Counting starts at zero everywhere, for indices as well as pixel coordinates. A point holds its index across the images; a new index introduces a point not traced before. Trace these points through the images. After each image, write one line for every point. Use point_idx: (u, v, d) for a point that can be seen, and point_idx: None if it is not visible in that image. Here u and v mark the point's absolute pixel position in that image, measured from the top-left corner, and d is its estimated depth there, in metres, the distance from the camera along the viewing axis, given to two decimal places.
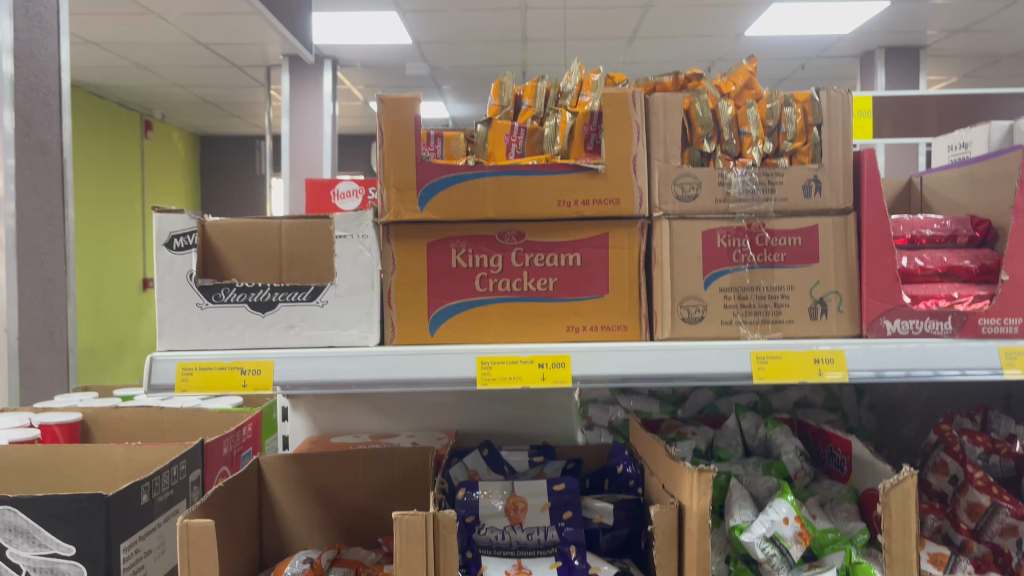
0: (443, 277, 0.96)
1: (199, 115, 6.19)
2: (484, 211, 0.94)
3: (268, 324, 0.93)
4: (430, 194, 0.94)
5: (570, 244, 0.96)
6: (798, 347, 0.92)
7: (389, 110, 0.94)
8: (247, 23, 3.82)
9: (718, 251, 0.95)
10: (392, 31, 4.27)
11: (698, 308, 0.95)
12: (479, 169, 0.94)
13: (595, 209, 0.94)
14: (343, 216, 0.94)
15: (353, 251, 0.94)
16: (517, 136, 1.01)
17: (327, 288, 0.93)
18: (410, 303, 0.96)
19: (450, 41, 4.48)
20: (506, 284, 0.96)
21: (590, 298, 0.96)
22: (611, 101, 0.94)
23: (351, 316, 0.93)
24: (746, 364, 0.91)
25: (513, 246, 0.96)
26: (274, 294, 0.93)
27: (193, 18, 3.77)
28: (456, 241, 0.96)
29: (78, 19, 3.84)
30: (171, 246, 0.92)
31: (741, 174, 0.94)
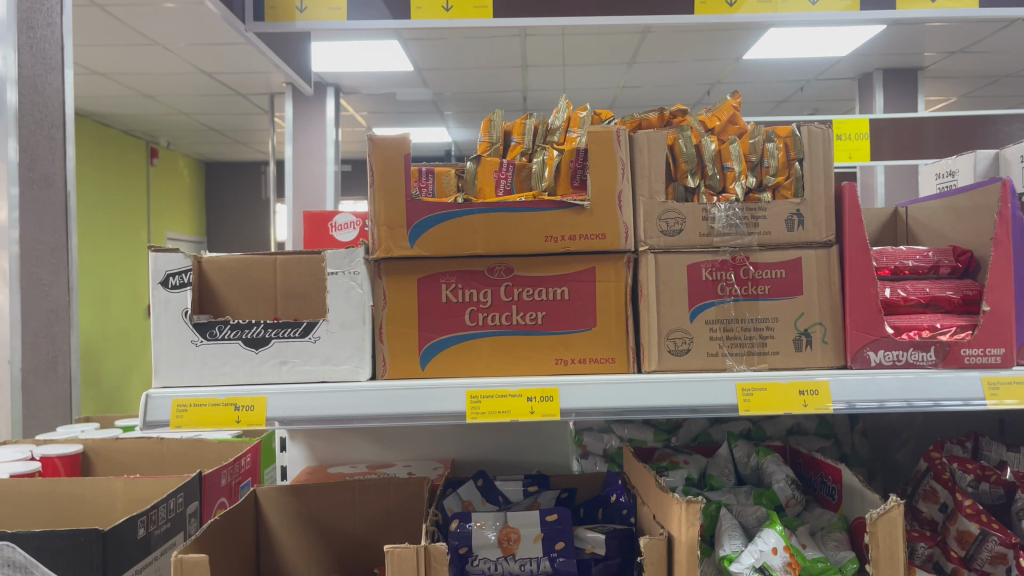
0: (433, 311, 0.98)
1: (204, 142, 6.26)
2: (473, 247, 0.96)
3: (261, 359, 0.95)
4: (420, 230, 0.96)
5: (557, 278, 0.97)
6: (783, 378, 0.93)
7: (379, 149, 0.96)
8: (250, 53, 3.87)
9: (703, 284, 0.96)
10: (394, 59, 4.32)
11: (684, 340, 0.96)
12: (468, 207, 0.96)
13: (582, 244, 0.96)
14: (336, 252, 0.95)
15: (345, 287, 0.95)
16: (506, 172, 1.03)
17: (319, 323, 0.95)
18: (401, 337, 0.98)
19: (451, 68, 4.54)
20: (496, 318, 0.98)
21: (577, 331, 0.97)
22: (597, 138, 0.96)
23: (344, 351, 0.95)
24: (732, 396, 0.92)
25: (502, 280, 0.98)
26: (267, 330, 0.95)
27: (197, 48, 3.82)
28: (446, 276, 0.98)
29: (85, 51, 3.92)
30: (167, 284, 0.95)
31: (725, 209, 0.96)
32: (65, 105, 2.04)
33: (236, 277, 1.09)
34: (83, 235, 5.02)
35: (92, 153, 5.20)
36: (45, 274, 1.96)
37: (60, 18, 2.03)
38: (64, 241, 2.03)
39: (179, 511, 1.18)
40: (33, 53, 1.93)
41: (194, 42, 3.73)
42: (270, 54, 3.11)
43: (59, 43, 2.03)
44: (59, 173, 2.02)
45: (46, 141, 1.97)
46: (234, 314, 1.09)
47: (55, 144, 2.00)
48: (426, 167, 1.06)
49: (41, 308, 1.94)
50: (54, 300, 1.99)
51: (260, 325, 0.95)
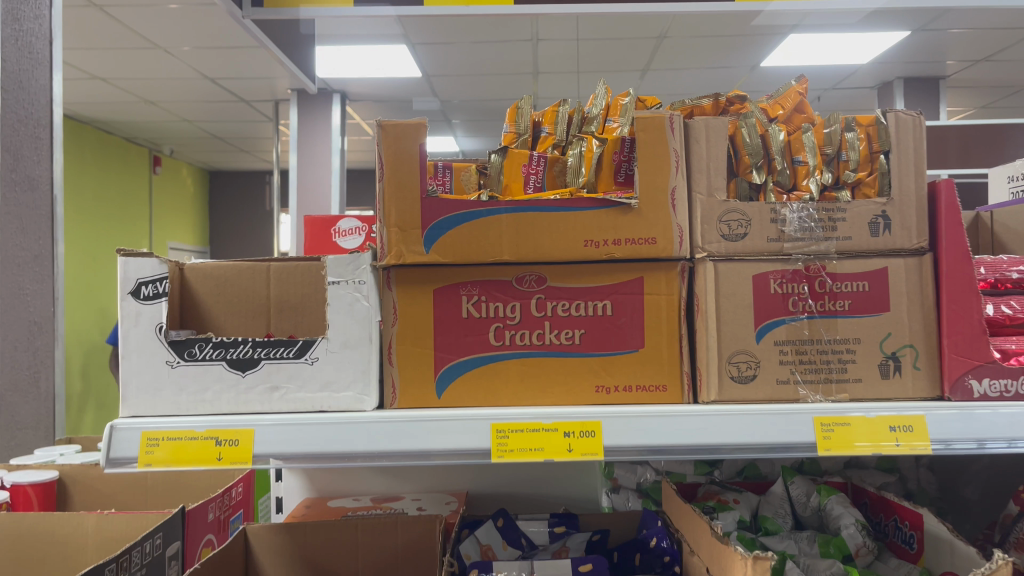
0: (452, 329, 0.83)
1: (208, 151, 6.13)
2: (499, 253, 0.82)
3: (249, 384, 0.81)
4: (437, 232, 0.82)
5: (597, 290, 0.83)
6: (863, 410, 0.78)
7: (390, 136, 0.82)
8: (253, 57, 3.73)
9: (771, 299, 0.82)
10: (401, 64, 4.18)
11: (749, 365, 0.81)
12: (493, 204, 0.82)
13: (628, 250, 0.81)
14: (338, 257, 0.81)
15: (348, 300, 0.81)
16: (537, 166, 0.89)
17: (318, 341, 0.80)
18: (412, 361, 0.83)
19: (460, 74, 4.40)
20: (525, 337, 0.83)
21: (621, 353, 0.83)
22: (645, 126, 0.82)
23: (346, 376, 0.81)
24: (818, 428, 0.77)
25: (533, 292, 0.83)
26: (257, 349, 0.81)
27: (200, 52, 3.69)
28: (466, 286, 0.83)
29: (82, 56, 3.79)
30: (138, 294, 0.80)
31: (797, 210, 0.81)
32: (52, 105, 1.90)
33: (223, 286, 0.95)
34: (81, 245, 4.88)
35: (92, 161, 5.07)
36: (27, 284, 1.81)
37: (50, 11, 1.90)
38: (49, 248, 1.88)
39: (157, 553, 1.01)
40: (18, 46, 1.79)
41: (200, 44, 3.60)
42: (273, 54, 2.97)
43: (47, 38, 1.89)
44: (44, 175, 1.87)
45: (30, 141, 1.82)
46: (220, 331, 0.95)
47: (41, 145, 1.86)
48: (443, 162, 0.94)
49: (21, 321, 1.79)
50: (36, 311, 1.84)
51: (249, 344, 0.81)
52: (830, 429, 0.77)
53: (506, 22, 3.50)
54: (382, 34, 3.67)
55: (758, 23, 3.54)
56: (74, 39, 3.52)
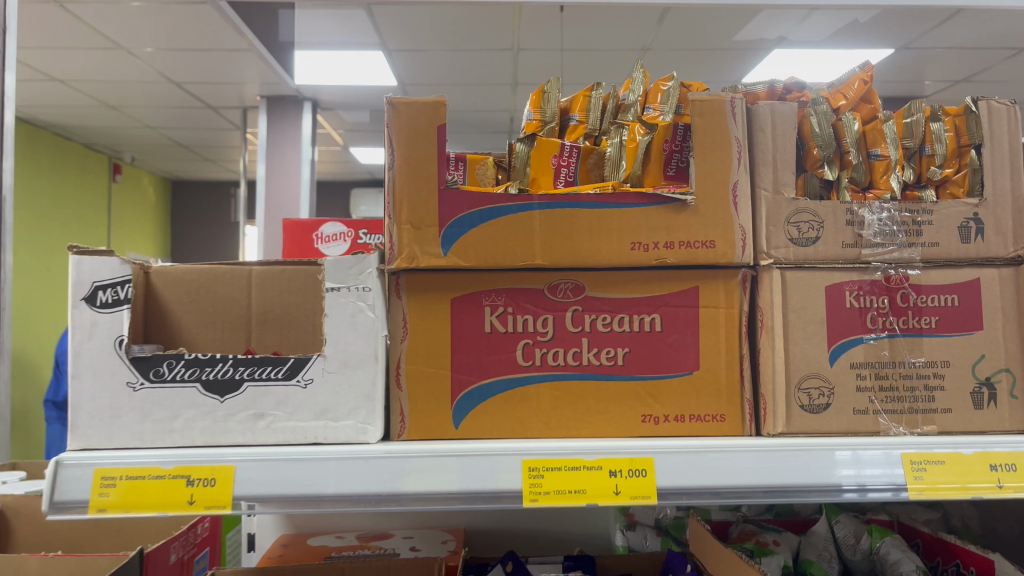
0: (473, 346, 0.70)
1: (173, 159, 5.91)
2: (530, 257, 0.69)
3: (228, 412, 0.67)
4: (457, 231, 0.69)
5: (644, 301, 0.70)
6: (871, 448, 0.66)
7: (402, 117, 0.69)
8: (220, 60, 3.56)
9: (846, 314, 0.70)
10: (376, 71, 4.04)
11: (822, 392, 0.69)
12: (525, 199, 0.69)
13: (682, 254, 0.69)
14: (337, 259, 0.68)
15: (348, 310, 0.68)
16: (570, 157, 0.77)
17: (312, 359, 0.67)
18: (425, 385, 0.70)
19: (436, 84, 4.26)
20: (558, 357, 0.70)
21: (671, 376, 0.70)
22: (703, 111, 0.71)
23: (347, 401, 0.67)
24: (840, 468, 0.64)
25: (568, 304, 0.71)
26: (238, 368, 0.67)
27: (166, 53, 3.52)
28: (490, 293, 0.70)
29: (38, 56, 3.59)
30: (93, 301, 0.66)
31: (877, 211, 0.70)
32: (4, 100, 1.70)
33: (196, 294, 0.81)
34: (33, 255, 4.63)
35: (47, 166, 4.83)
36: None
37: None
38: None
39: None
40: None
41: (165, 46, 3.41)
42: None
43: None
44: None
45: None
46: (189, 347, 0.81)
47: None
48: (455, 153, 0.83)
49: None
50: None
51: (229, 362, 0.67)
52: (847, 470, 0.64)
53: (485, 30, 3.37)
54: (356, 38, 3.52)
55: (745, 40, 3.45)
56: (30, 36, 3.32)
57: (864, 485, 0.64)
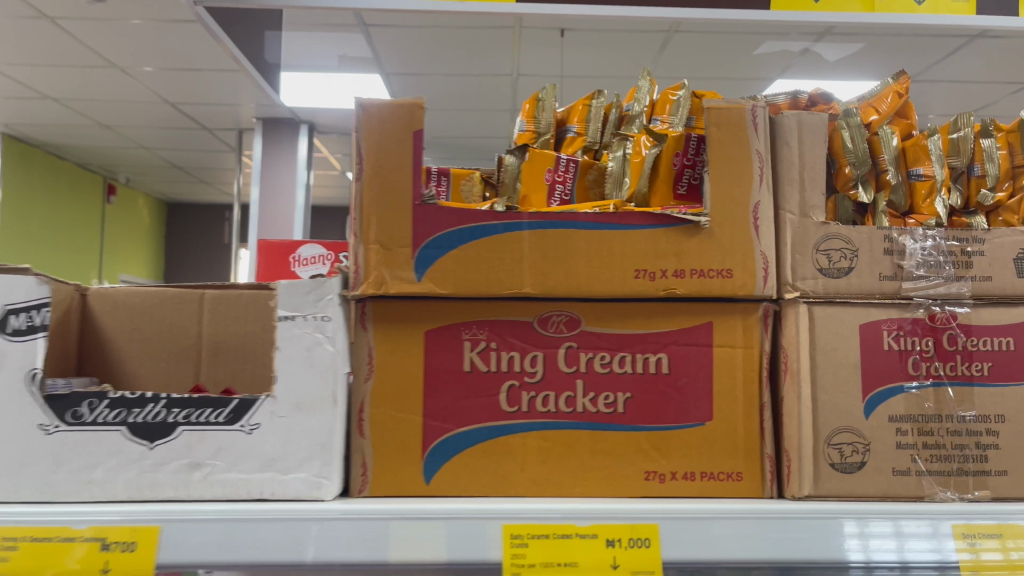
0: (449, 387, 0.60)
1: (168, 180, 5.80)
2: (516, 285, 0.59)
3: (157, 461, 0.56)
4: (434, 253, 0.59)
5: (650, 339, 0.61)
6: (878, 519, 0.56)
7: (374, 119, 0.60)
8: (218, 79, 3.46)
9: (883, 358, 0.60)
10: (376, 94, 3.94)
11: (856, 449, 0.59)
12: (514, 217, 0.60)
13: (695, 285, 0.60)
14: (293, 283, 0.58)
15: (304, 344, 0.58)
16: (566, 172, 0.67)
17: (260, 400, 0.57)
18: (392, 432, 0.59)
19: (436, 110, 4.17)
20: (548, 402, 0.60)
21: (680, 427, 0.60)
22: (720, 121, 0.62)
23: (298, 451, 0.57)
24: (845, 543, 0.55)
25: (562, 339, 0.61)
26: (172, 410, 0.56)
27: (163, 73, 3.41)
28: (471, 325, 0.60)
29: (28, 72, 3.47)
30: (3, 327, 0.56)
31: (920, 240, 0.61)
32: None
33: (139, 321, 0.71)
34: None
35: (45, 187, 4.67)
36: None
37: None
38: None
39: None
40: None
41: (161, 65, 3.30)
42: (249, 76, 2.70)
43: None
44: None
45: None
46: (129, 383, 0.71)
47: None
48: (437, 167, 0.74)
49: None
50: None
51: (161, 403, 0.56)
52: (853, 545, 0.55)
53: (486, 54, 3.28)
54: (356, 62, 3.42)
55: (748, 73, 3.38)
56: (22, 52, 3.20)
57: (870, 561, 0.55)
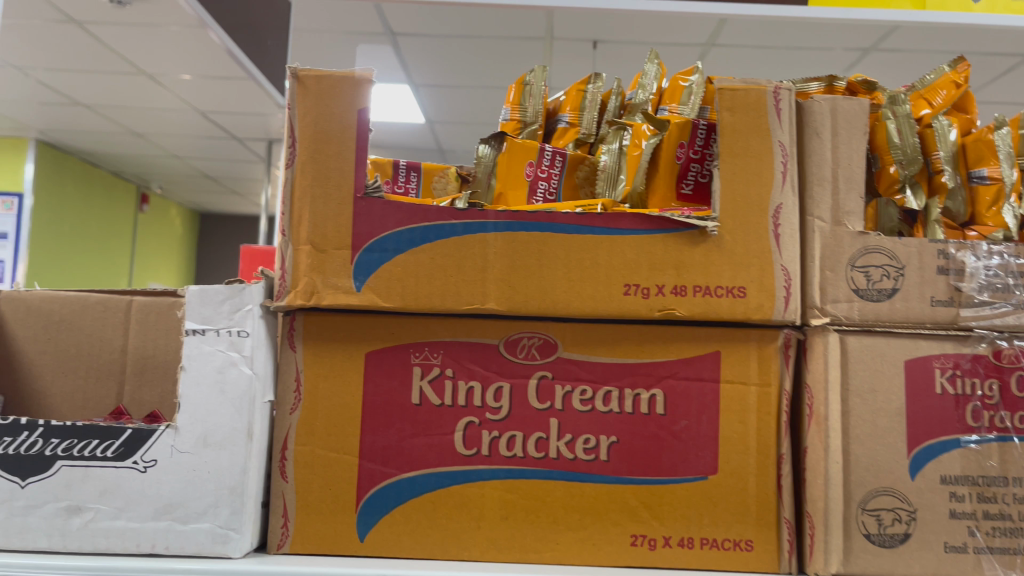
0: (393, 422, 0.49)
1: (198, 193, 5.56)
2: (477, 299, 0.48)
3: (30, 503, 0.46)
4: (377, 258, 0.49)
5: (642, 370, 0.49)
6: None
7: (311, 95, 0.49)
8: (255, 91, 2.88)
9: (935, 404, 0.48)
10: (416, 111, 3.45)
11: (897, 518, 0.47)
12: (478, 216, 0.49)
13: (698, 305, 0.48)
14: (204, 289, 0.48)
15: (215, 364, 0.48)
16: (550, 167, 0.57)
17: (158, 432, 0.47)
18: (321, 475, 0.49)
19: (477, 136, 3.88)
20: (514, 445, 0.49)
21: (677, 482, 0.48)
22: (734, 104, 0.50)
23: (202, 496, 0.46)
24: None
25: (533, 368, 0.49)
26: (50, 441, 0.47)
27: (202, 82, 2.83)
28: (423, 347, 0.49)
29: (43, 77, 2.87)
30: None
31: (984, 257, 0.49)
32: None
33: (56, 332, 0.61)
34: None
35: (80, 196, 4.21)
36: None
37: None
38: None
39: None
40: None
41: (201, 74, 2.71)
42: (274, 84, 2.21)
43: None
44: None
45: None
46: (40, 402, 0.62)
47: None
48: (405, 162, 0.64)
49: None
50: None
51: (38, 431, 0.47)
52: None
53: None
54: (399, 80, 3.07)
55: None
56: (34, 56, 2.63)
57: None
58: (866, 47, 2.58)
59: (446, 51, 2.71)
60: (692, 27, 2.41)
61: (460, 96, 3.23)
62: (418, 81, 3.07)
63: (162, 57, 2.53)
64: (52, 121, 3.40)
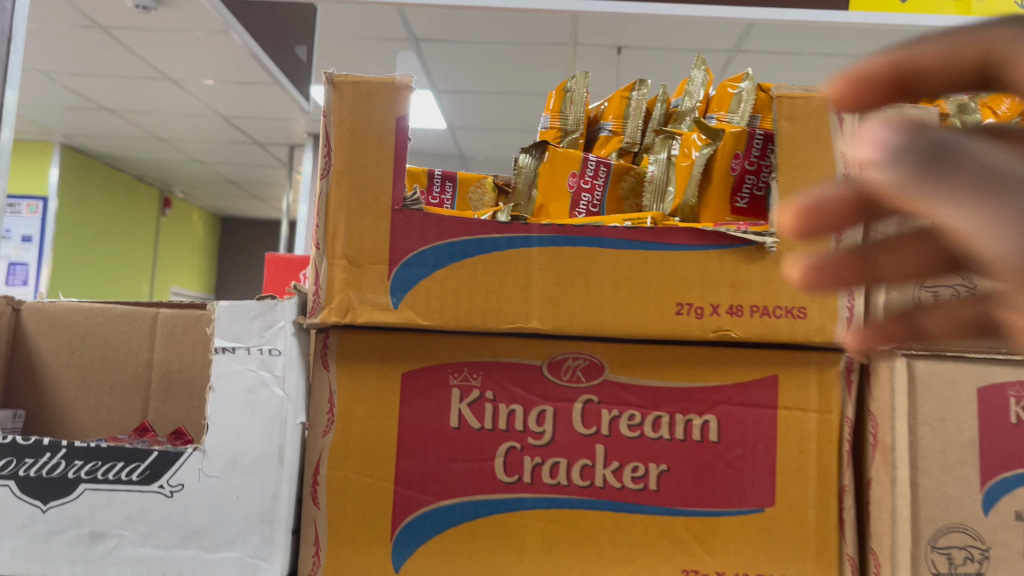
0: (431, 447, 0.46)
1: (220, 198, 5.58)
2: (520, 317, 0.46)
3: (53, 529, 0.44)
4: (415, 273, 0.46)
5: (694, 395, 0.46)
6: None
7: (347, 101, 0.47)
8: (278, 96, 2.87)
9: (1009, 434, 0.44)
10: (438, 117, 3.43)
11: (969, 556, 0.43)
12: (522, 230, 0.46)
13: (755, 326, 0.45)
14: (235, 305, 0.46)
15: (246, 383, 0.45)
16: (594, 177, 0.54)
17: (185, 454, 0.44)
18: (355, 501, 0.46)
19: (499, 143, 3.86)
20: (558, 472, 0.46)
21: (732, 514, 0.45)
22: (793, 113, 0.47)
23: (230, 523, 0.44)
24: None
25: (579, 391, 0.47)
26: (73, 463, 0.44)
27: (224, 87, 2.83)
28: (462, 367, 0.47)
29: (69, 82, 2.89)
30: None
31: None
32: None
33: (80, 345, 0.59)
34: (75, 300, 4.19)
35: (104, 200, 4.24)
36: None
37: None
38: None
39: None
40: None
41: (224, 78, 2.71)
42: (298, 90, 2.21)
43: None
44: None
45: None
46: (64, 417, 0.60)
47: None
48: (441, 170, 0.62)
49: None
50: None
51: (61, 453, 0.45)
52: None
53: None
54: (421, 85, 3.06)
55: None
56: (60, 61, 2.64)
57: None
58: None
59: (469, 57, 2.69)
60: (718, 33, 2.38)
61: (482, 102, 3.21)
62: (440, 87, 3.06)
63: (186, 62, 2.54)
64: (77, 125, 3.42)
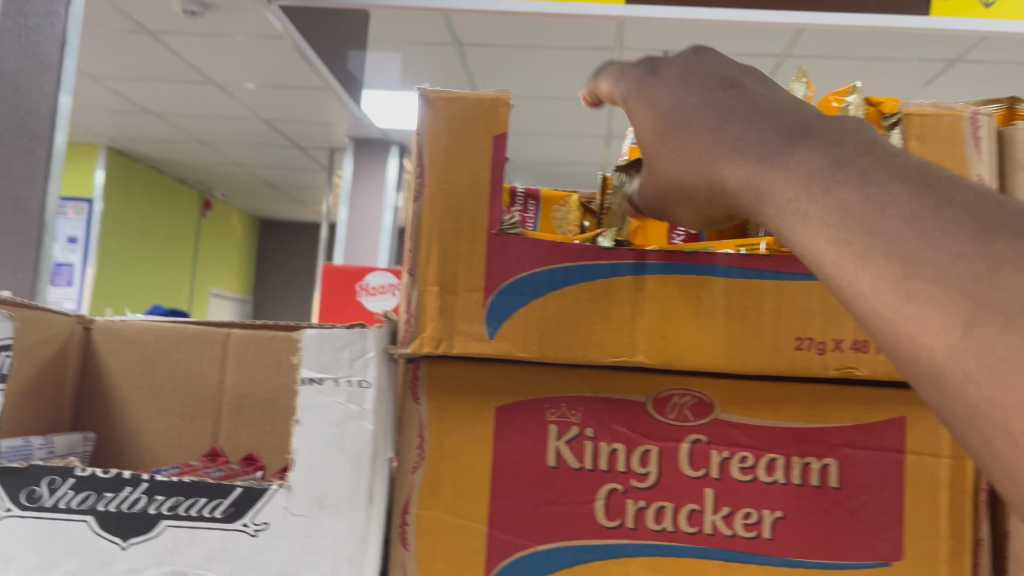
0: (527, 487, 0.43)
1: (259, 200, 5.63)
2: (623, 351, 0.43)
3: (132, 567, 0.42)
4: (512, 301, 0.43)
5: (812, 437, 0.43)
6: None
7: (443, 116, 0.45)
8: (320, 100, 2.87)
9: None
10: None
11: None
12: (628, 257, 0.43)
13: (882, 363, 0.42)
14: (323, 333, 0.44)
15: (336, 417, 0.43)
16: None
17: (270, 491, 0.42)
18: (446, 544, 0.43)
19: (538, 148, 3.83)
20: (664, 517, 0.43)
21: (855, 567, 0.42)
22: (924, 132, 0.43)
23: (317, 565, 0.42)
24: None
25: (685, 430, 0.43)
26: (154, 498, 0.42)
27: (266, 91, 2.84)
28: (561, 402, 0.44)
29: (116, 85, 2.91)
30: None
31: None
32: None
33: (152, 365, 0.58)
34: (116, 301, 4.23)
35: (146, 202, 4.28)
36: None
37: None
38: None
39: None
40: None
41: (266, 82, 2.71)
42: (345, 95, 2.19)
43: None
44: None
45: None
46: (135, 438, 0.58)
47: None
48: (523, 188, 0.59)
49: None
50: None
51: (143, 487, 0.42)
52: None
53: None
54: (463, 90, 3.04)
55: None
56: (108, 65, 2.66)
57: None
58: (950, 58, 2.45)
59: (512, 61, 2.66)
60: (768, 39, 2.32)
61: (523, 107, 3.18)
62: None
63: (230, 66, 2.54)
64: (122, 128, 3.45)
